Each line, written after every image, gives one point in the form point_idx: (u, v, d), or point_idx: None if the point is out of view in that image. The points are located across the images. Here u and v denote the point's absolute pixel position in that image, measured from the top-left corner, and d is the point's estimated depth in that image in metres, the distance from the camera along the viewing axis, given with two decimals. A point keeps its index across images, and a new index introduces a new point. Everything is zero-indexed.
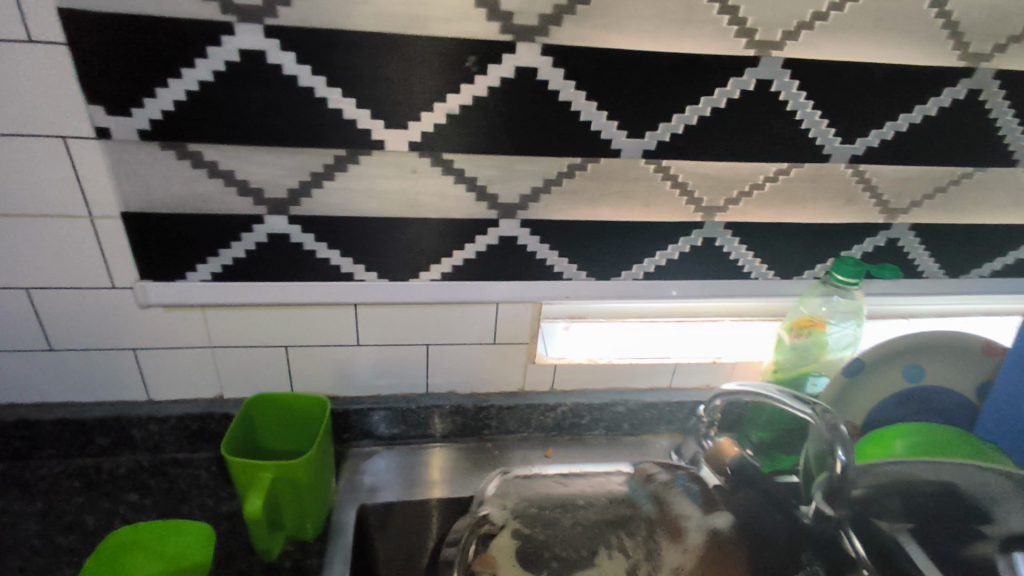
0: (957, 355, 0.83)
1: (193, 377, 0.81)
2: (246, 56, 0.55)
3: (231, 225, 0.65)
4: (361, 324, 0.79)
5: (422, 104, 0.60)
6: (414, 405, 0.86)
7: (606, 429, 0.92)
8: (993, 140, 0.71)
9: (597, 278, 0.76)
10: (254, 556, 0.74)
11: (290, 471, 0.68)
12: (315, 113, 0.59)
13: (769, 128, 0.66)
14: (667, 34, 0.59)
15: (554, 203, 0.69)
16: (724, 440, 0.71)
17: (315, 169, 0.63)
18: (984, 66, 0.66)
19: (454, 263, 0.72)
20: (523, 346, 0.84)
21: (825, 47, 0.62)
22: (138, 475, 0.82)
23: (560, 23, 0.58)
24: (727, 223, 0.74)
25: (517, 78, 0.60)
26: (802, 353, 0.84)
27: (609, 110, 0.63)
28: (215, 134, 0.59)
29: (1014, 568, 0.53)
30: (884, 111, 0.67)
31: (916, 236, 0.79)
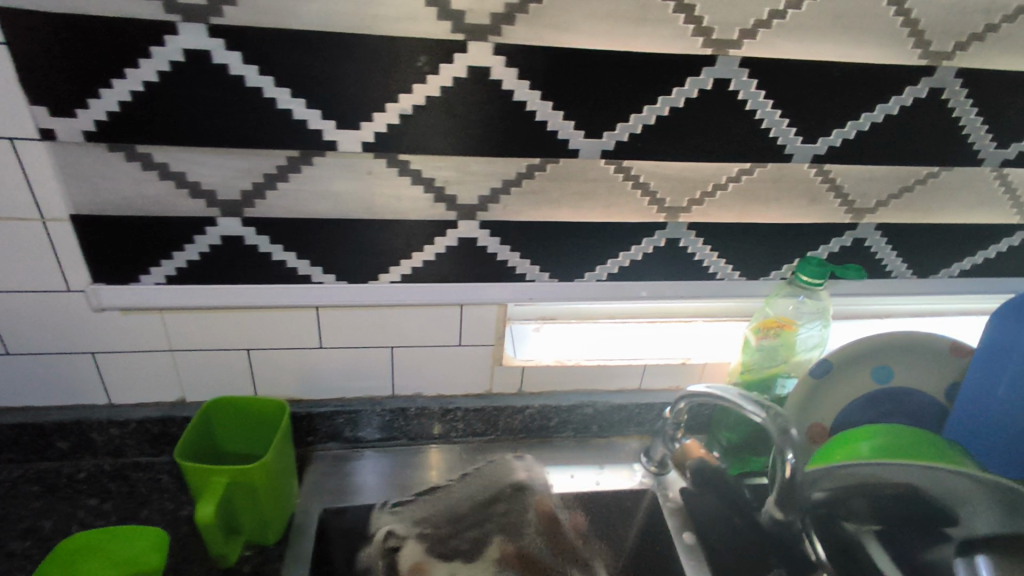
0: (925, 356, 0.83)
1: (154, 381, 0.80)
2: (191, 57, 0.54)
3: (184, 227, 0.64)
4: (323, 326, 0.78)
5: (374, 105, 0.59)
6: (377, 408, 0.85)
7: (575, 430, 0.92)
8: (957, 141, 0.71)
9: (560, 279, 0.75)
10: (213, 561, 0.73)
11: (245, 475, 0.67)
12: (265, 114, 0.58)
13: (729, 128, 0.65)
14: (622, 33, 0.59)
15: (514, 204, 0.68)
16: (690, 441, 0.82)
17: (268, 170, 0.62)
18: (946, 65, 0.65)
19: (414, 265, 0.71)
20: (489, 347, 0.84)
21: (782, 46, 0.62)
22: (100, 479, 0.82)
23: (513, 22, 0.57)
24: (690, 224, 0.73)
25: (471, 78, 0.59)
26: (770, 354, 0.84)
27: (565, 110, 0.62)
28: (162, 135, 0.58)
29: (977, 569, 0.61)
30: (845, 111, 0.66)
31: (882, 236, 0.78)
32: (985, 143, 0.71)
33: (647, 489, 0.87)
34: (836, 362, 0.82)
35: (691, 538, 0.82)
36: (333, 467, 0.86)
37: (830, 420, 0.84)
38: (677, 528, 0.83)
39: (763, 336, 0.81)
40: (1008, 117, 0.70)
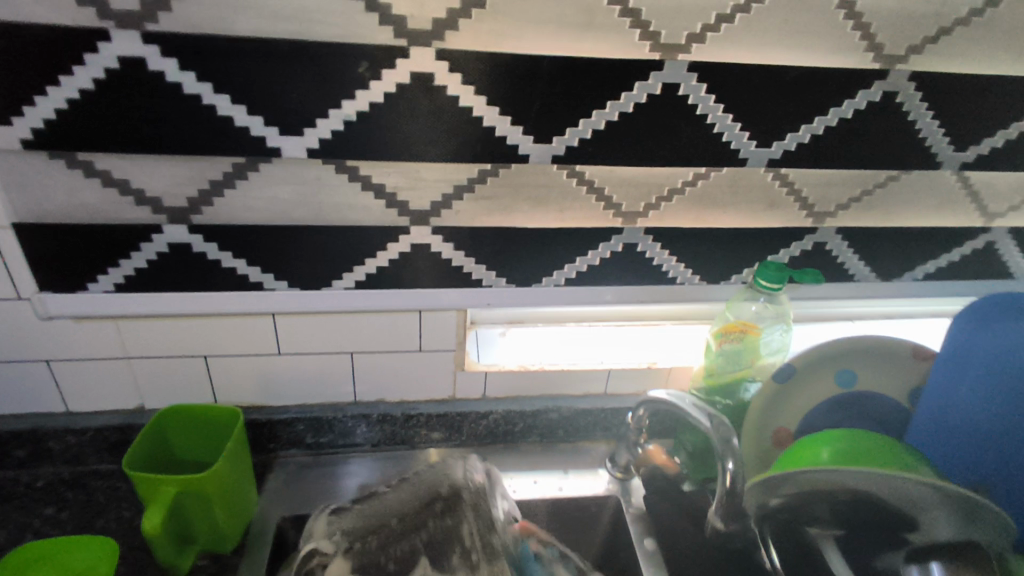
0: (885, 359, 0.83)
1: (111, 389, 0.79)
2: (127, 64, 0.54)
3: (130, 235, 0.63)
4: (280, 334, 0.77)
5: (317, 111, 0.58)
6: (338, 415, 0.85)
7: (540, 435, 0.92)
8: (914, 144, 0.70)
9: (518, 285, 0.75)
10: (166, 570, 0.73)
11: (194, 485, 0.67)
12: (206, 120, 0.57)
13: (679, 132, 0.65)
14: (567, 38, 0.58)
15: (466, 210, 0.67)
16: (654, 447, 0.81)
17: (214, 177, 0.61)
18: (900, 68, 0.65)
19: (368, 271, 0.71)
20: (450, 353, 0.83)
21: (732, 50, 0.61)
22: (56, 487, 0.81)
23: (456, 27, 0.56)
24: (647, 229, 0.73)
25: (415, 84, 0.58)
26: (733, 359, 0.83)
27: (513, 115, 0.61)
28: (102, 143, 0.57)
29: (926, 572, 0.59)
30: (798, 115, 0.66)
31: (842, 239, 0.78)
32: (943, 146, 0.71)
33: (612, 495, 0.87)
34: (800, 366, 0.82)
35: (651, 545, 0.81)
36: (295, 474, 0.85)
37: (795, 423, 0.83)
38: (639, 535, 0.82)
39: (725, 341, 0.81)
40: (964, 120, 0.69)
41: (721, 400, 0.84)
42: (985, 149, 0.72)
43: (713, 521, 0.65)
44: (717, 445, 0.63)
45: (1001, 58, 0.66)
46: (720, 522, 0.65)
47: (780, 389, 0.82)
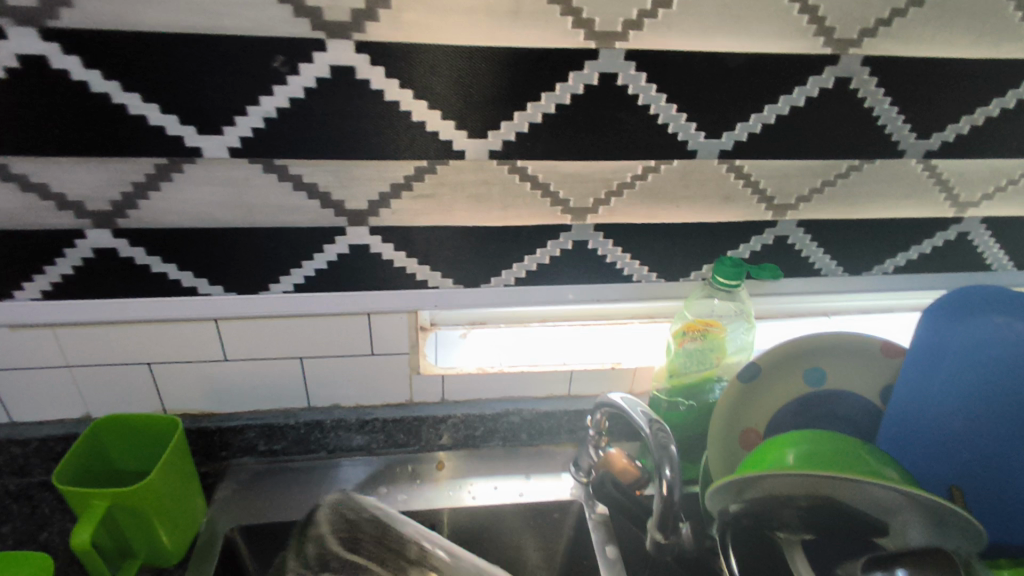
0: (854, 356, 0.77)
1: (55, 399, 0.77)
2: (29, 62, 0.52)
3: (52, 241, 0.61)
4: (225, 340, 0.74)
5: (234, 108, 0.56)
6: (291, 421, 0.82)
7: (503, 439, 0.89)
8: (874, 132, 0.67)
9: (465, 285, 0.72)
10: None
11: (126, 498, 0.65)
12: (118, 120, 0.55)
13: (621, 124, 0.62)
14: (494, 27, 0.56)
15: (404, 209, 0.65)
16: (615, 449, 0.76)
17: (135, 179, 0.59)
18: (853, 52, 0.62)
19: (306, 274, 0.68)
20: (404, 357, 0.80)
21: (671, 36, 0.58)
22: (2, 500, 0.79)
23: (374, 18, 0.54)
24: (597, 226, 0.70)
25: (337, 78, 0.56)
26: (696, 358, 0.79)
27: (442, 109, 0.59)
28: (11, 146, 0.55)
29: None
30: (747, 103, 0.63)
31: (805, 232, 0.75)
32: (904, 133, 0.68)
33: (574, 500, 0.84)
34: (764, 366, 0.77)
35: (614, 552, 0.78)
36: (246, 482, 0.83)
37: (764, 423, 0.77)
38: (600, 542, 0.79)
39: (686, 340, 0.77)
40: (926, 108, 0.66)
41: (684, 401, 0.81)
42: (950, 135, 0.69)
43: (652, 532, 0.65)
44: (653, 451, 0.62)
45: (961, 39, 0.62)
46: (659, 533, 0.65)
47: (745, 390, 0.77)
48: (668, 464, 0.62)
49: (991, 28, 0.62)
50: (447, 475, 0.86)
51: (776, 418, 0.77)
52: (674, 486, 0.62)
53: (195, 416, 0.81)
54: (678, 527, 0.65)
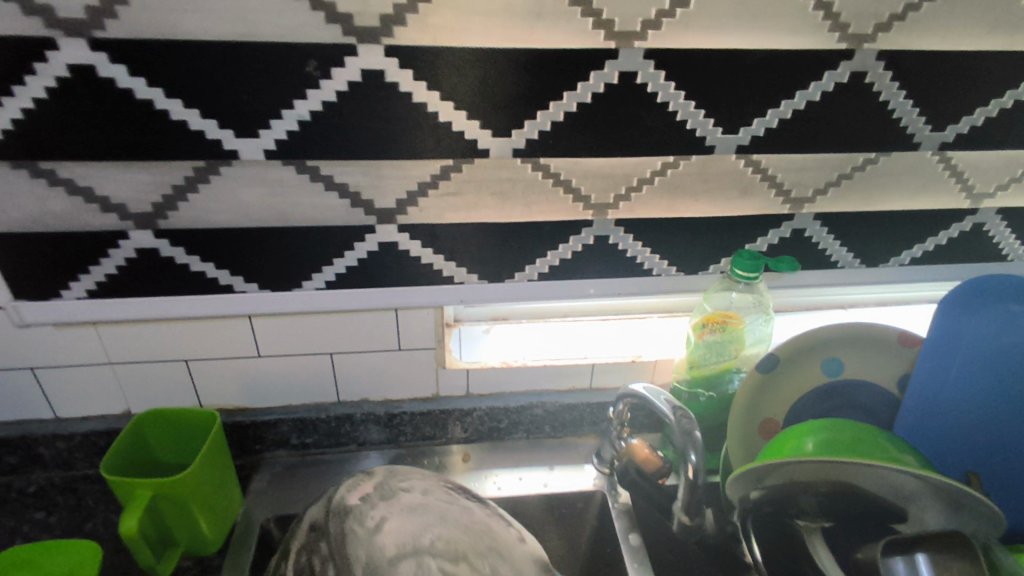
0: (872, 347, 0.78)
1: (98, 394, 0.80)
2: (78, 72, 0.55)
3: (98, 242, 0.65)
4: (258, 337, 0.77)
5: (270, 112, 0.59)
6: (322, 414, 0.85)
7: (527, 432, 0.91)
8: (890, 125, 0.68)
9: (490, 280, 0.74)
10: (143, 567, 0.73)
11: (168, 487, 0.67)
12: (161, 125, 0.58)
13: (640, 121, 0.64)
14: (518, 30, 0.58)
15: (431, 207, 0.67)
16: (637, 440, 0.76)
17: (176, 182, 0.62)
18: (867, 47, 0.63)
19: (337, 271, 0.71)
20: (430, 351, 0.82)
21: (688, 35, 0.60)
22: (48, 492, 0.83)
23: (403, 23, 0.56)
24: (618, 221, 0.72)
25: (367, 82, 0.59)
26: (715, 350, 0.80)
27: (468, 110, 0.61)
28: (60, 151, 0.59)
29: (916, 566, 0.54)
30: (765, 98, 0.65)
31: (822, 225, 0.76)
32: (918, 125, 0.69)
33: (597, 490, 0.85)
34: (784, 357, 0.77)
35: (636, 540, 0.80)
36: (279, 474, 0.86)
37: (782, 414, 0.78)
38: (623, 530, 0.81)
39: (706, 332, 0.79)
40: (940, 100, 0.67)
41: (705, 392, 0.82)
42: (965, 126, 0.70)
43: (677, 514, 0.67)
44: (677, 436, 0.64)
45: (975, 32, 0.64)
46: (684, 516, 0.67)
47: (765, 380, 0.78)
48: (693, 450, 0.64)
49: (1005, 19, 0.63)
50: (472, 467, 0.88)
51: (795, 408, 0.78)
52: (701, 472, 0.64)
53: (231, 410, 0.84)
54: (702, 511, 0.67)
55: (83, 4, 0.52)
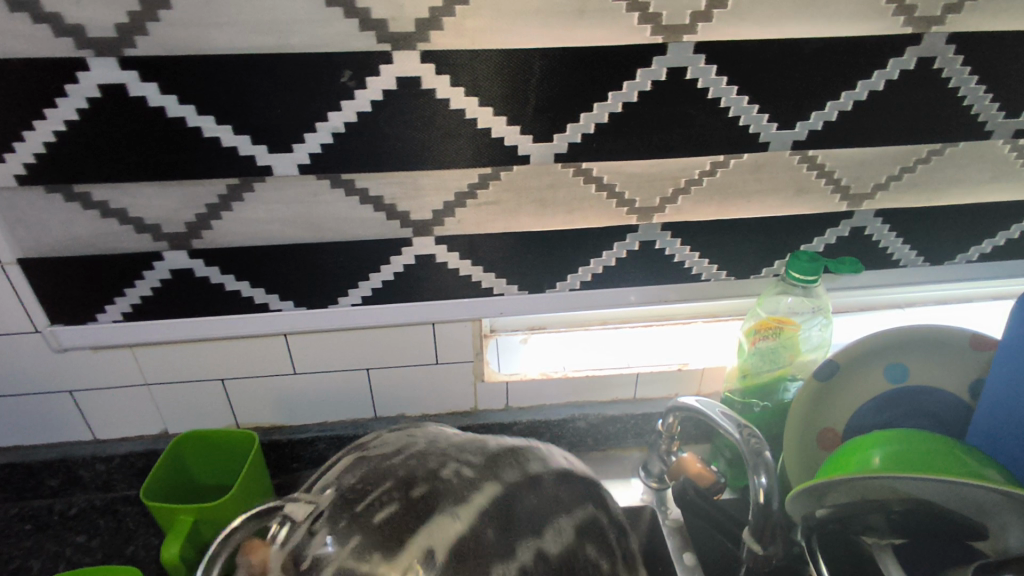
0: (938, 352, 0.71)
1: (136, 416, 0.79)
2: (109, 92, 0.53)
3: (134, 264, 0.63)
4: (294, 354, 0.75)
5: (304, 125, 0.57)
6: (360, 431, 0.82)
7: (569, 445, 0.87)
8: (959, 113, 0.63)
9: (530, 291, 0.71)
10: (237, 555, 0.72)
11: (210, 511, 0.66)
12: (192, 142, 0.57)
13: (690, 119, 0.61)
14: (560, 28, 0.55)
15: (470, 216, 0.64)
16: (688, 454, 0.75)
17: (209, 200, 0.60)
18: (936, 30, 0.58)
19: (373, 286, 0.68)
20: (468, 364, 0.79)
21: (741, 26, 0.56)
22: (89, 514, 0.82)
23: (440, 27, 0.54)
24: (665, 225, 0.68)
25: (403, 89, 0.56)
26: (769, 357, 0.75)
27: (509, 115, 0.58)
28: (93, 173, 0.57)
29: None
30: (823, 90, 0.60)
31: (884, 222, 0.71)
32: (990, 112, 0.64)
33: (646, 506, 0.81)
34: (844, 364, 0.72)
35: (693, 560, 0.76)
36: None
37: (843, 423, 0.73)
38: (677, 549, 0.77)
39: (759, 338, 0.74)
40: (1014, 82, 0.62)
41: (759, 402, 0.78)
42: None
43: (748, 542, 0.63)
44: (748, 458, 0.60)
45: None
46: (756, 545, 0.62)
47: (823, 389, 0.73)
48: (765, 472, 0.60)
49: None
50: None
51: (857, 416, 0.72)
52: (773, 493, 0.60)
53: (267, 429, 0.82)
54: (779, 538, 0.62)
55: (112, 22, 0.51)
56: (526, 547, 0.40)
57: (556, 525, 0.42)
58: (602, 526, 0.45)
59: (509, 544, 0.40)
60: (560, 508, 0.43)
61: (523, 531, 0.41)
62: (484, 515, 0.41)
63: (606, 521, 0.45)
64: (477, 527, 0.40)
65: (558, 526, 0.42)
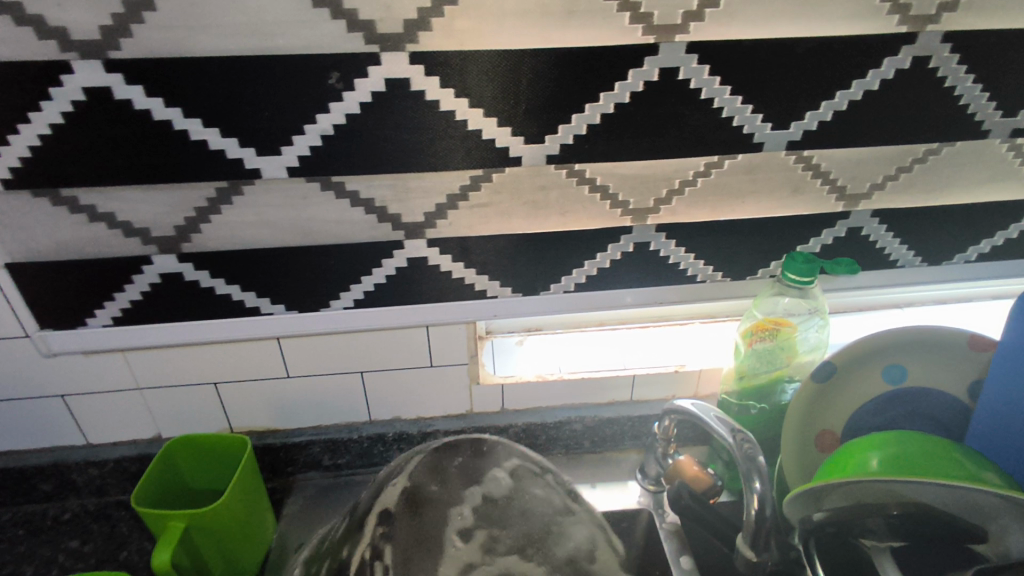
0: (936, 353, 0.70)
1: (128, 421, 0.78)
2: (94, 95, 0.53)
3: (123, 268, 0.63)
4: (287, 357, 0.74)
5: (292, 127, 0.56)
6: (354, 434, 0.81)
7: (565, 447, 0.87)
8: (955, 113, 0.63)
9: (524, 293, 0.70)
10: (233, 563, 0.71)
11: (201, 517, 0.65)
12: (179, 146, 0.56)
13: (683, 120, 0.60)
14: (550, 28, 0.54)
15: (462, 219, 0.64)
16: (684, 457, 0.74)
17: (198, 204, 0.60)
18: (931, 29, 0.58)
19: (366, 289, 0.68)
20: (463, 366, 0.79)
21: (734, 25, 0.56)
22: (83, 519, 0.81)
23: (428, 27, 0.53)
24: (659, 226, 0.67)
25: (392, 91, 0.55)
26: (765, 359, 0.75)
27: (500, 116, 0.58)
28: (80, 177, 0.57)
29: None
30: (818, 89, 0.60)
31: (880, 222, 0.70)
32: (988, 111, 0.63)
33: (642, 508, 0.80)
34: (841, 366, 0.72)
35: (689, 564, 0.75)
36: (313, 497, 0.83)
37: (842, 425, 0.72)
38: (674, 553, 0.76)
39: (756, 340, 0.74)
40: (1012, 81, 0.62)
41: (756, 404, 0.77)
42: None
43: (741, 549, 0.62)
44: (741, 464, 0.60)
45: None
46: (750, 552, 0.61)
47: (821, 391, 0.73)
48: (758, 477, 0.59)
49: None
50: None
51: (855, 418, 0.72)
52: (767, 500, 0.60)
53: (261, 432, 0.82)
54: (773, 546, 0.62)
55: (97, 24, 0.50)
56: (469, 488, 0.47)
57: (493, 475, 0.48)
58: (542, 473, 0.49)
59: (454, 491, 0.46)
60: (491, 459, 0.49)
61: (465, 482, 0.47)
62: (421, 470, 0.48)
63: (543, 469, 0.50)
64: (417, 482, 0.47)
65: (495, 475, 0.48)
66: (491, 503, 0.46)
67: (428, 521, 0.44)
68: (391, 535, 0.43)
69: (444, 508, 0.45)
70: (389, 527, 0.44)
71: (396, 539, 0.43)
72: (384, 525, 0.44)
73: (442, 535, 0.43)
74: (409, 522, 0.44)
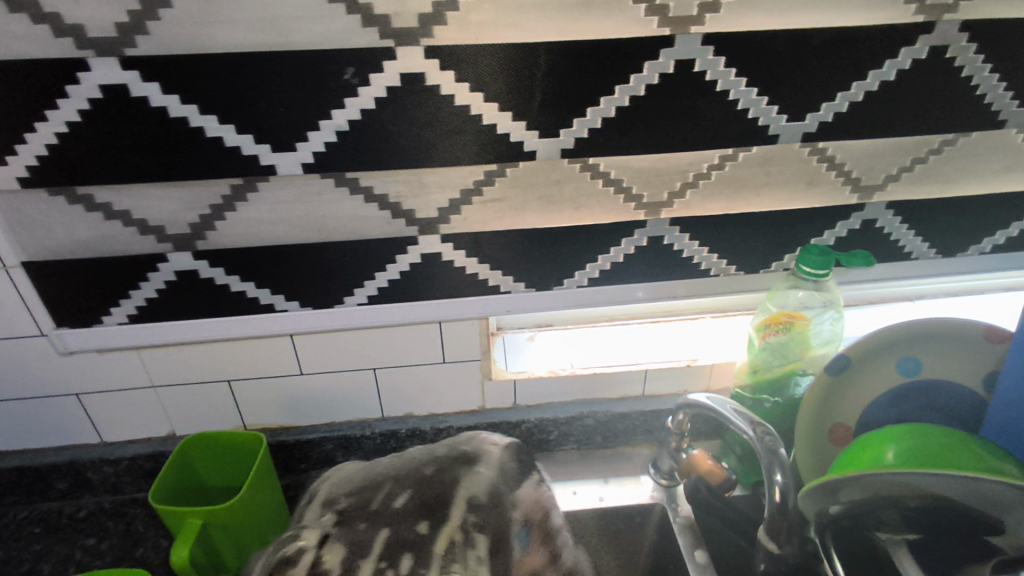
0: (950, 344, 0.70)
1: (143, 418, 0.79)
2: (110, 93, 0.53)
3: (139, 266, 0.63)
4: (300, 354, 0.74)
5: (307, 124, 0.56)
6: (367, 431, 0.81)
7: (577, 443, 0.86)
8: (972, 102, 0.62)
9: (537, 288, 0.70)
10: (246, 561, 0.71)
11: (218, 513, 0.65)
12: (194, 143, 0.56)
13: (698, 112, 0.60)
14: (565, 20, 0.54)
15: (476, 214, 0.63)
16: (699, 452, 0.72)
17: (213, 201, 0.60)
18: (948, 18, 0.57)
19: (380, 285, 0.67)
20: (476, 362, 0.78)
21: (749, 16, 0.56)
22: (99, 517, 0.81)
23: (443, 21, 0.53)
24: (673, 219, 0.67)
25: (406, 85, 0.55)
26: (779, 352, 0.75)
27: (514, 110, 0.58)
28: (95, 175, 0.57)
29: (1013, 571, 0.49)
30: (834, 80, 0.59)
31: (895, 214, 0.70)
32: (1005, 101, 0.63)
33: (656, 503, 0.80)
34: (855, 358, 0.71)
35: (704, 557, 0.75)
36: None
37: (855, 418, 0.72)
38: (689, 547, 0.76)
39: (770, 333, 0.73)
40: None
41: (770, 398, 0.77)
42: None
43: (763, 541, 0.62)
44: (762, 457, 0.59)
45: None
46: (772, 544, 0.61)
47: (834, 384, 0.72)
48: (779, 470, 0.59)
49: None
50: None
51: (869, 411, 0.71)
52: (787, 493, 0.59)
53: (275, 429, 0.82)
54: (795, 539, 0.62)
55: (113, 20, 0.50)
56: (514, 494, 0.62)
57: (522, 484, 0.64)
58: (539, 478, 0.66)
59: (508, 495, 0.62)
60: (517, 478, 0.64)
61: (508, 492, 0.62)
62: (487, 479, 0.63)
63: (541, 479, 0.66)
64: (478, 482, 0.62)
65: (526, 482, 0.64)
66: (529, 501, 0.62)
67: (497, 513, 0.59)
68: (479, 526, 0.58)
69: (504, 514, 0.59)
70: (475, 516, 0.59)
71: (480, 521, 0.58)
72: (470, 512, 0.59)
73: (509, 539, 0.57)
74: (484, 517, 0.59)
